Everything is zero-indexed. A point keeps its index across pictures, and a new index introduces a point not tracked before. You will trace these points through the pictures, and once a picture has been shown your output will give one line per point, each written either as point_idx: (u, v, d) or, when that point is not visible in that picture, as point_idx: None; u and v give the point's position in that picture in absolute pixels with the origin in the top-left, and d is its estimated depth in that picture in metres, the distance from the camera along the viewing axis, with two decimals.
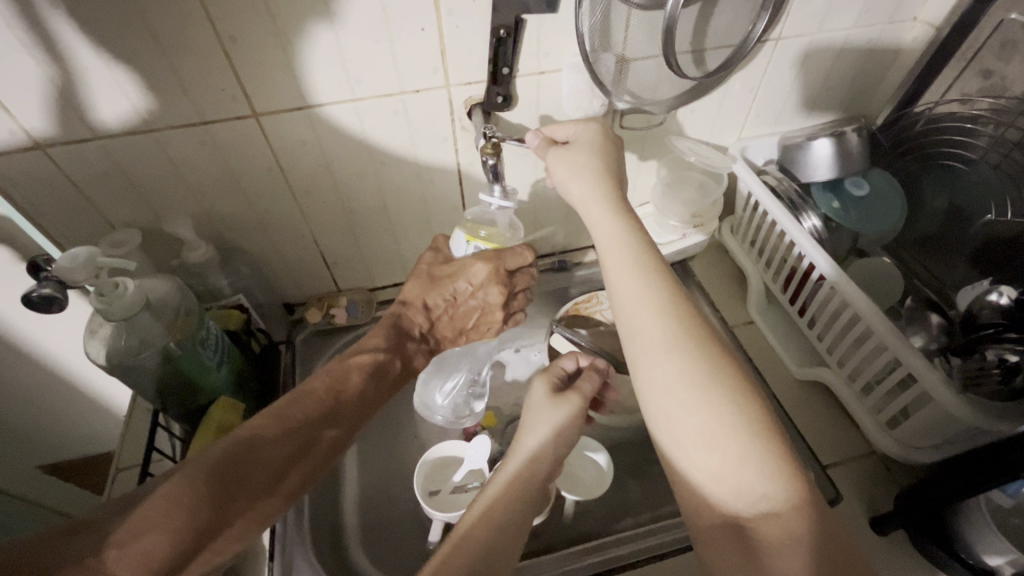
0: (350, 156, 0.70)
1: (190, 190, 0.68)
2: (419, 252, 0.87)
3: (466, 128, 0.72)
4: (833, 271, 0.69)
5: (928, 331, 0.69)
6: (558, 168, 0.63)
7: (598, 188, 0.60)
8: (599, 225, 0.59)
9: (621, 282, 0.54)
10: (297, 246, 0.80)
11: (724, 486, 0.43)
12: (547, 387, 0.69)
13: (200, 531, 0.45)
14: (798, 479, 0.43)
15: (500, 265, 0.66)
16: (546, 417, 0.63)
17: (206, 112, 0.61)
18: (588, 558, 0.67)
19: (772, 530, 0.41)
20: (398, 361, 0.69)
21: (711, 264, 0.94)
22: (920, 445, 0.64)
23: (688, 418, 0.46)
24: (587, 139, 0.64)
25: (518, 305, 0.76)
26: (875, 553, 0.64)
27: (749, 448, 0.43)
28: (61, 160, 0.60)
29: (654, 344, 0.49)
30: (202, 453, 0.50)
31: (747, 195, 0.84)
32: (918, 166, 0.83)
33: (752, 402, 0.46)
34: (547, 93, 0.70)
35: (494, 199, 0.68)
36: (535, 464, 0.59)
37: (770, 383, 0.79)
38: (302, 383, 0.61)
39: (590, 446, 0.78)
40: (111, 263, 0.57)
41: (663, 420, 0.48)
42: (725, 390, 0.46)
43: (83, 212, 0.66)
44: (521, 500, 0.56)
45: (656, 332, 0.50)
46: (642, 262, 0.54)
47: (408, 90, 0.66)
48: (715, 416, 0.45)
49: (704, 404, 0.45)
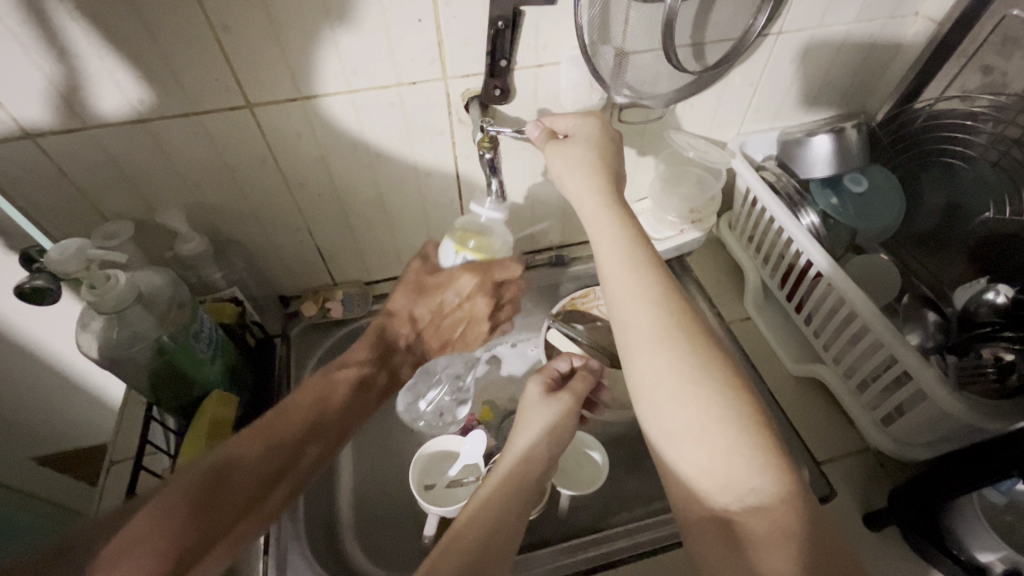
0: (346, 147, 0.70)
1: (184, 182, 0.67)
2: (415, 244, 0.87)
3: (463, 121, 0.71)
4: (830, 267, 0.69)
5: (926, 329, 0.69)
6: (555, 161, 0.63)
7: (593, 184, 0.59)
8: (593, 221, 0.58)
9: (614, 277, 0.54)
10: (292, 238, 0.79)
11: (711, 478, 0.44)
12: (542, 388, 0.69)
13: (183, 550, 0.44)
14: (786, 473, 0.43)
15: (487, 276, 0.70)
16: (539, 417, 0.64)
17: (198, 103, 0.60)
18: (582, 553, 0.67)
19: (758, 523, 0.41)
20: (383, 375, 0.72)
21: (708, 259, 0.94)
22: (914, 442, 0.64)
23: (676, 412, 0.46)
24: (586, 134, 0.63)
25: (503, 315, 0.83)
26: (868, 548, 0.64)
27: (736, 439, 0.43)
28: (53, 151, 0.60)
29: (650, 341, 0.49)
30: (185, 468, 0.49)
31: (746, 190, 0.83)
32: (917, 163, 0.83)
33: (741, 396, 0.46)
34: (546, 86, 0.70)
35: (484, 209, 0.64)
36: (531, 465, 0.59)
37: (766, 379, 0.79)
38: (285, 397, 0.60)
39: (586, 441, 0.78)
40: (98, 253, 0.56)
41: (653, 414, 0.48)
42: (716, 382, 0.46)
43: (75, 203, 0.65)
44: (517, 498, 0.55)
45: (650, 328, 0.50)
46: (634, 255, 0.54)
47: (404, 82, 0.65)
48: (709, 413, 0.45)
49: (699, 400, 0.45)
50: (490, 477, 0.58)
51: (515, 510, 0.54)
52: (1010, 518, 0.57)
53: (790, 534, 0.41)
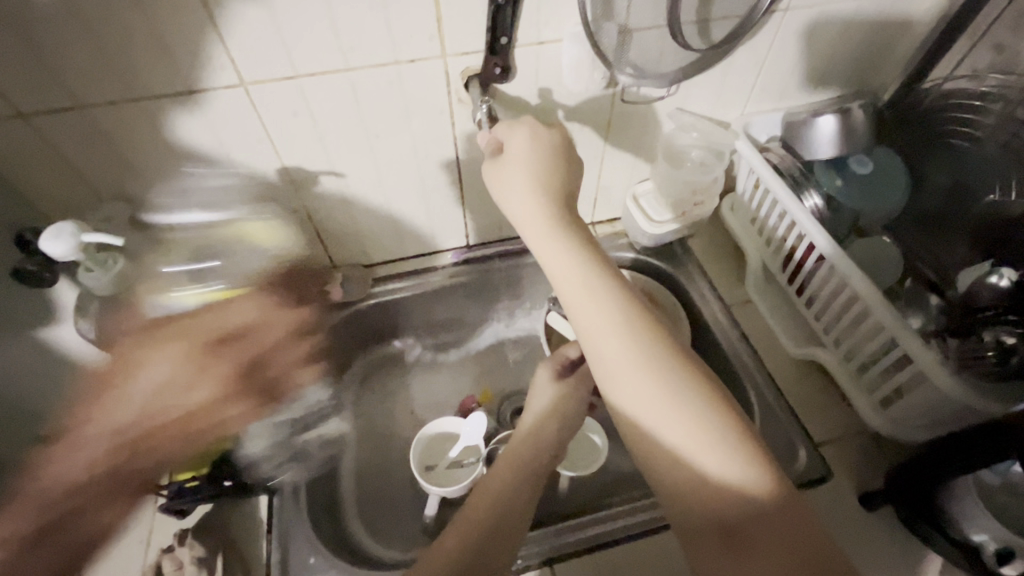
0: (344, 127, 0.69)
1: (181, 163, 0.66)
2: (414, 226, 0.86)
3: (463, 101, 0.70)
4: (833, 252, 0.69)
5: (928, 313, 0.71)
6: (499, 185, 0.61)
7: (542, 214, 0.58)
8: (543, 248, 0.58)
9: (584, 311, 0.54)
10: (290, 220, 0.79)
11: (707, 486, 0.44)
12: (552, 374, 0.67)
13: None
14: (774, 476, 0.44)
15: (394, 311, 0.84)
16: (545, 401, 0.65)
17: (193, 82, 0.59)
18: (577, 533, 0.66)
19: (755, 529, 0.42)
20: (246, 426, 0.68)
21: (710, 242, 0.93)
22: (912, 424, 0.64)
23: (664, 428, 0.47)
24: (528, 153, 0.61)
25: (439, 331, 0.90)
26: (864, 528, 0.65)
27: (720, 450, 0.45)
28: (46, 131, 0.59)
29: (623, 371, 0.50)
30: None
31: (750, 173, 0.83)
32: (921, 144, 0.81)
33: (721, 415, 0.47)
34: (547, 65, 0.68)
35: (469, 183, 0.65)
36: (546, 450, 0.61)
37: (766, 362, 0.79)
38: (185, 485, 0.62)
39: (587, 424, 0.78)
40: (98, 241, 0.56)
41: (644, 426, 0.48)
42: (694, 403, 0.47)
43: (70, 185, 0.64)
44: (532, 484, 0.57)
45: (619, 362, 0.50)
46: (597, 288, 0.54)
47: (403, 60, 0.63)
48: (676, 444, 0.46)
49: (673, 426, 0.46)
50: (508, 457, 0.59)
51: (528, 495, 0.57)
52: (1005, 499, 0.57)
53: (788, 538, 0.41)
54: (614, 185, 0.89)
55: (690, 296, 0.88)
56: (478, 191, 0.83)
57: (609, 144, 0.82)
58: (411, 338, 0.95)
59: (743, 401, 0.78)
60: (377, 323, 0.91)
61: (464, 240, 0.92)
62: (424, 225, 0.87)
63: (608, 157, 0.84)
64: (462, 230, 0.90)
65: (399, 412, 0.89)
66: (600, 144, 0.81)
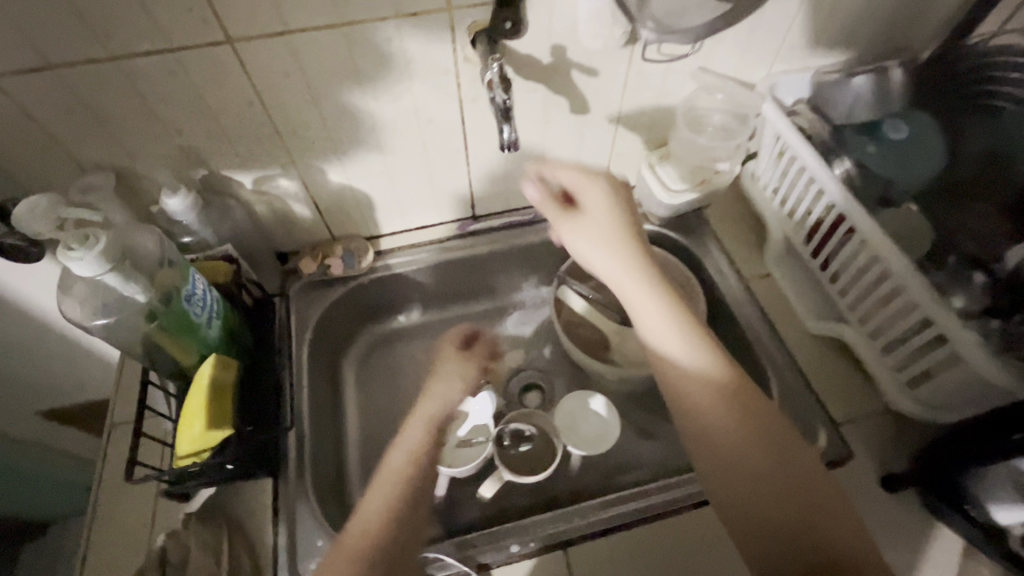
0: (341, 89, 0.63)
1: (166, 128, 0.62)
2: (417, 196, 0.81)
3: (470, 60, 0.64)
4: (865, 225, 0.64)
5: (971, 290, 0.61)
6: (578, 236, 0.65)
7: (621, 261, 0.63)
8: (625, 286, 0.62)
9: (663, 345, 0.58)
10: (286, 190, 0.74)
11: (791, 514, 0.47)
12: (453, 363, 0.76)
13: None
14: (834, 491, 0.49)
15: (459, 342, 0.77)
16: (435, 389, 0.73)
17: (175, 38, 0.54)
18: (610, 510, 0.65)
19: (839, 546, 0.45)
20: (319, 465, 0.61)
21: (728, 212, 0.89)
22: (940, 403, 0.62)
23: (746, 455, 0.51)
24: (604, 203, 0.66)
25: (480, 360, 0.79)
26: (884, 510, 0.63)
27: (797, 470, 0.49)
28: (16, 94, 0.54)
29: (717, 417, 0.53)
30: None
31: (773, 138, 0.77)
32: (960, 106, 0.74)
33: (792, 443, 0.51)
34: (562, 19, 0.62)
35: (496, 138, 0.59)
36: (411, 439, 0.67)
37: (785, 339, 0.76)
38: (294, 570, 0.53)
39: (587, 396, 0.78)
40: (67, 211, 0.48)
41: (726, 462, 0.51)
42: (769, 428, 0.52)
43: (48, 154, 0.60)
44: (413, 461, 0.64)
45: (685, 379, 0.55)
46: (675, 314, 0.59)
47: (404, 13, 0.58)
48: (756, 464, 0.50)
49: (759, 456, 0.50)
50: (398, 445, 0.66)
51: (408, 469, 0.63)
52: None
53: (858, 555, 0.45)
54: (628, 151, 0.84)
55: (706, 269, 0.84)
56: (485, 158, 0.79)
57: (626, 107, 0.76)
58: (415, 313, 0.92)
59: (761, 379, 0.75)
60: (380, 297, 0.88)
61: (470, 211, 0.88)
62: (428, 195, 0.82)
63: (623, 121, 0.78)
64: (468, 200, 0.85)
65: (405, 388, 0.87)
66: (616, 107, 0.76)
